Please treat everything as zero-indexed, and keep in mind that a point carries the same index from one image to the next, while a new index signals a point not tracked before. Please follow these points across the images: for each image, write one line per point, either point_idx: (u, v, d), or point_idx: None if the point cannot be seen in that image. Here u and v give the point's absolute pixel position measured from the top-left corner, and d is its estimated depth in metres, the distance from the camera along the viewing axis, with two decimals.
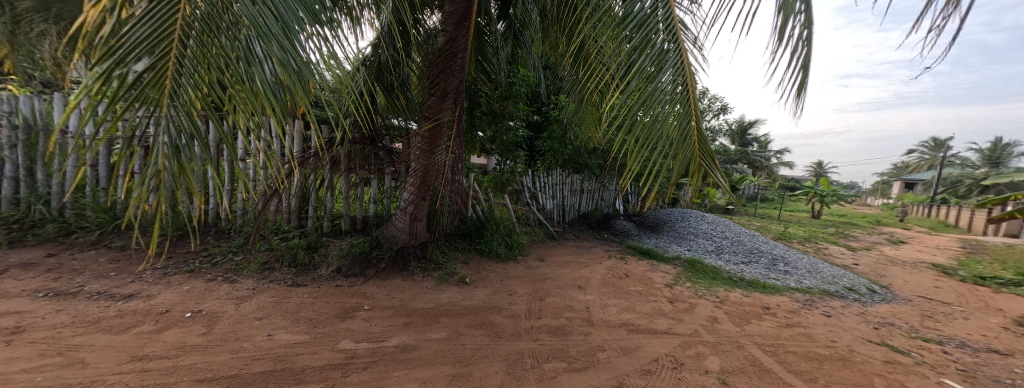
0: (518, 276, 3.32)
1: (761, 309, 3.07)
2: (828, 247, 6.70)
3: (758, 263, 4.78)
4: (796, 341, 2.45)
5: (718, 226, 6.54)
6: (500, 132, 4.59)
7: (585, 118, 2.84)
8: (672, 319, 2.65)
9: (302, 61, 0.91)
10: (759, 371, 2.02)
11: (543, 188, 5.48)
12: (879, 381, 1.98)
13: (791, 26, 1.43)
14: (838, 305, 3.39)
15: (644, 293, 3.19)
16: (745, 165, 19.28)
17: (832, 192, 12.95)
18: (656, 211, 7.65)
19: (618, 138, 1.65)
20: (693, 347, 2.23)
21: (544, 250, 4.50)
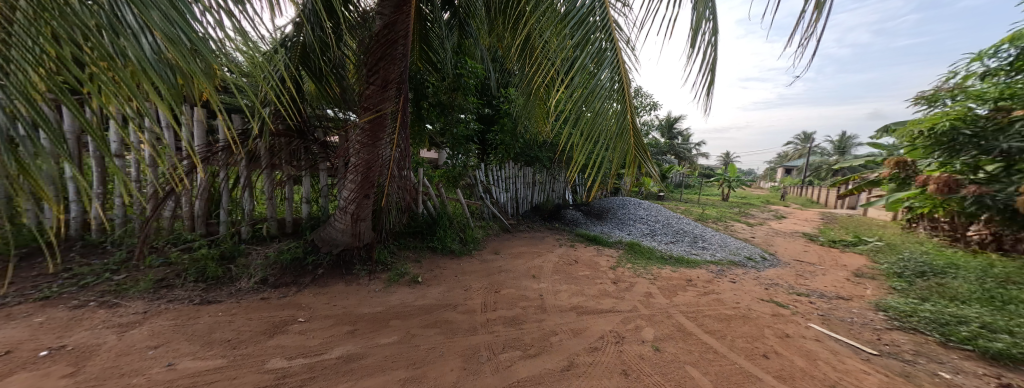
0: (472, 271, 3.29)
1: (686, 281, 3.54)
2: (734, 224, 8.00)
3: (684, 242, 5.50)
4: (712, 306, 2.89)
5: (653, 212, 7.32)
6: (451, 125, 4.44)
7: (534, 112, 2.90)
8: (616, 298, 2.90)
9: (199, 38, 0.75)
10: (685, 335, 2.33)
11: (496, 182, 5.49)
12: (770, 332, 2.45)
13: (704, 32, 1.62)
14: (742, 273, 4.07)
15: (591, 277, 3.42)
16: (673, 156, 21.87)
17: (736, 178, 15.45)
18: (601, 200, 8.24)
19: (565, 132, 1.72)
20: (633, 322, 2.47)
21: (498, 243, 4.53)
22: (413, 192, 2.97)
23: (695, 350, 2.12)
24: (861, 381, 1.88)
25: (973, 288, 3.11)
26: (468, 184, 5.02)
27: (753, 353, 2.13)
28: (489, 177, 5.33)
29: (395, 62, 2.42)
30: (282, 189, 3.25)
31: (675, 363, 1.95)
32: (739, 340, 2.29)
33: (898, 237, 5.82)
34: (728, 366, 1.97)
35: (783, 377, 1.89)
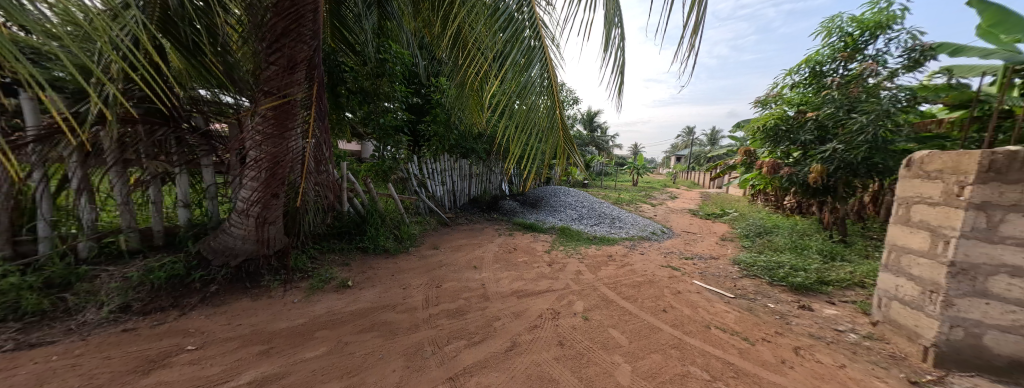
0: (411, 268, 3.16)
1: (607, 257, 4.08)
2: (642, 205, 9.42)
3: (605, 223, 6.27)
4: (627, 275, 3.42)
5: (579, 198, 8.11)
6: (375, 114, 4.05)
7: (469, 103, 2.88)
8: (551, 279, 3.17)
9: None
10: (608, 303, 2.71)
11: (431, 175, 5.30)
12: (668, 291, 3.03)
13: (614, 38, 1.87)
14: (648, 245, 4.88)
15: (529, 262, 3.65)
16: (594, 147, 24.31)
17: (643, 166, 18.12)
18: (534, 189, 8.70)
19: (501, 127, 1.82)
20: (566, 298, 2.76)
21: (437, 238, 4.42)
22: (337, 189, 2.62)
23: (615, 315, 2.51)
24: (724, 318, 2.51)
25: (787, 240, 4.39)
26: (400, 178, 4.76)
27: (656, 310, 2.63)
28: (423, 171, 5.12)
29: (304, 40, 2.12)
30: (145, 192, 2.55)
31: (601, 328, 2.27)
32: (647, 301, 2.79)
33: (748, 208, 7.74)
34: (640, 323, 2.38)
35: (677, 325, 2.38)
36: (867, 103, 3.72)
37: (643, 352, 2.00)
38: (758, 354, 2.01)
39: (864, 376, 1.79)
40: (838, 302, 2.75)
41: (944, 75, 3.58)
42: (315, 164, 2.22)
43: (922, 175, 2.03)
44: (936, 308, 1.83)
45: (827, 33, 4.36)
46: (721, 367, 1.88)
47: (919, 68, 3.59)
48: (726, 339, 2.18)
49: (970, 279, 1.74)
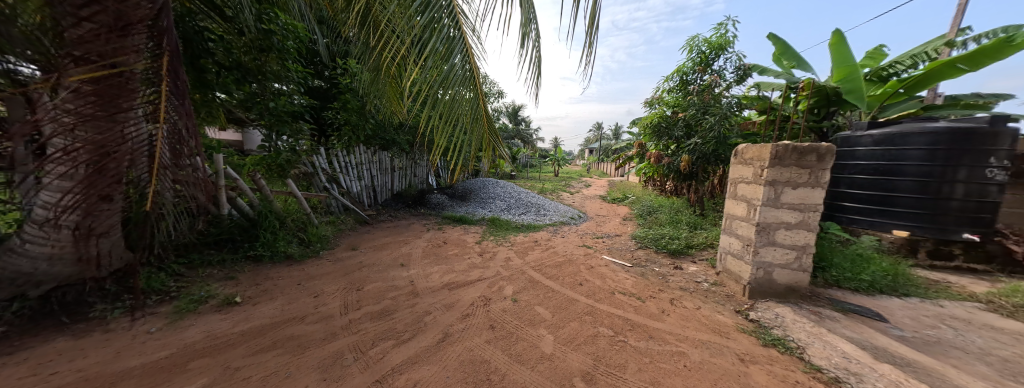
0: (323, 274, 2.81)
1: (533, 243, 4.40)
2: (563, 194, 10.35)
3: (531, 211, 6.68)
4: (551, 257, 3.77)
5: (507, 189, 8.41)
6: (262, 96, 3.10)
7: (390, 92, 2.67)
8: (481, 268, 3.25)
9: None
10: (534, 284, 2.95)
11: (345, 169, 4.72)
12: (583, 267, 3.46)
13: (530, 34, 2.00)
14: (568, 229, 5.44)
15: (460, 254, 3.66)
16: (520, 140, 25.27)
17: (563, 158, 19.79)
18: (463, 182, 8.62)
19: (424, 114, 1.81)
20: (497, 284, 2.89)
21: (355, 238, 4.00)
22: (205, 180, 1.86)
23: (540, 293, 2.75)
24: (625, 283, 3.04)
25: (668, 216, 5.50)
26: (304, 173, 4.13)
27: (574, 284, 3.00)
28: (334, 165, 4.54)
29: None
30: None
31: (528, 307, 2.47)
32: (567, 277, 3.15)
33: (643, 192, 9.29)
34: (561, 298, 2.68)
35: (590, 295, 2.76)
36: (714, 107, 4.87)
37: (564, 322, 2.27)
38: (647, 309, 2.51)
39: (711, 312, 2.43)
40: (698, 260, 3.61)
41: (756, 89, 4.95)
42: (171, 156, 1.50)
43: (742, 161, 2.81)
44: (749, 256, 2.58)
45: (689, 50, 5.47)
46: (622, 323, 2.28)
47: (743, 82, 4.88)
48: (626, 301, 2.65)
49: (766, 233, 2.52)
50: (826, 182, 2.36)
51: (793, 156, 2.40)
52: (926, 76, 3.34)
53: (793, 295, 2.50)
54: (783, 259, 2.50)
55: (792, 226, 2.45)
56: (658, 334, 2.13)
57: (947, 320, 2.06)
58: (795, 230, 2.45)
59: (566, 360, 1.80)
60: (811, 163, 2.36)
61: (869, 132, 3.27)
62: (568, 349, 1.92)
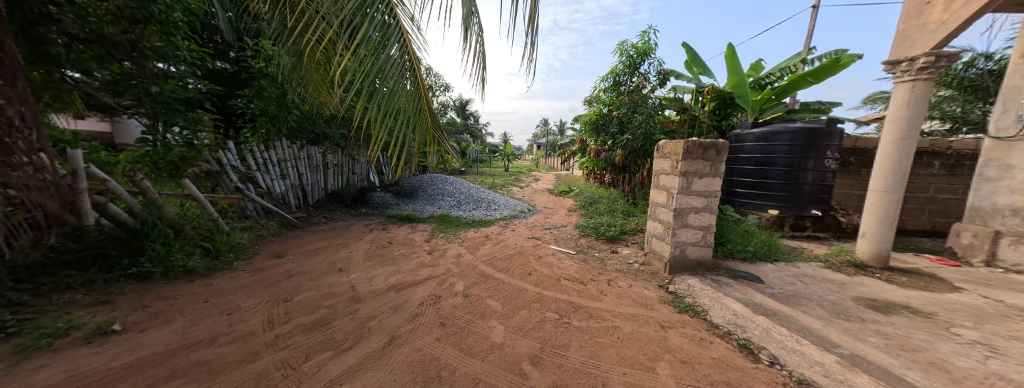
0: (240, 287, 2.43)
1: (484, 237, 4.42)
2: (513, 188, 10.54)
3: (481, 207, 6.66)
4: (502, 250, 3.85)
5: (456, 185, 8.23)
6: (141, 78, 2.36)
7: (317, 80, 2.40)
8: (431, 266, 3.17)
9: None
10: (484, 278, 2.98)
11: (264, 166, 4.12)
12: (532, 258, 3.61)
13: (472, 28, 1.98)
14: (518, 223, 5.58)
15: (407, 254, 3.50)
16: (469, 135, 24.86)
17: (513, 153, 20.08)
18: (408, 179, 8.19)
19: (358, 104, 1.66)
20: (447, 281, 2.84)
21: (281, 244, 3.54)
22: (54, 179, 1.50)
23: (490, 286, 2.80)
24: (569, 269, 3.26)
25: (606, 206, 6.02)
26: (206, 172, 3.48)
27: (523, 274, 3.11)
28: (248, 162, 3.92)
29: None
30: None
31: (479, 301, 2.49)
32: (517, 269, 3.25)
33: (586, 184, 9.95)
34: (511, 289, 2.76)
35: (538, 284, 2.90)
36: (641, 107, 5.44)
37: (514, 311, 2.36)
38: (588, 291, 2.73)
39: (640, 289, 2.76)
40: (630, 244, 4.04)
41: (673, 91, 5.66)
42: None
43: (663, 155, 3.22)
44: (669, 237, 2.99)
45: (620, 53, 5.97)
46: (566, 307, 2.46)
47: (664, 85, 5.53)
48: (570, 286, 2.85)
49: (681, 217, 2.93)
50: (723, 172, 2.85)
51: (698, 151, 2.83)
52: (789, 86, 4.20)
53: (702, 268, 2.98)
54: (693, 238, 2.95)
55: (700, 209, 2.91)
56: (597, 312, 2.35)
57: (802, 277, 2.68)
58: (702, 213, 2.91)
59: (515, 347, 1.88)
60: (712, 157, 2.83)
61: (753, 131, 4.00)
62: (517, 336, 2.01)
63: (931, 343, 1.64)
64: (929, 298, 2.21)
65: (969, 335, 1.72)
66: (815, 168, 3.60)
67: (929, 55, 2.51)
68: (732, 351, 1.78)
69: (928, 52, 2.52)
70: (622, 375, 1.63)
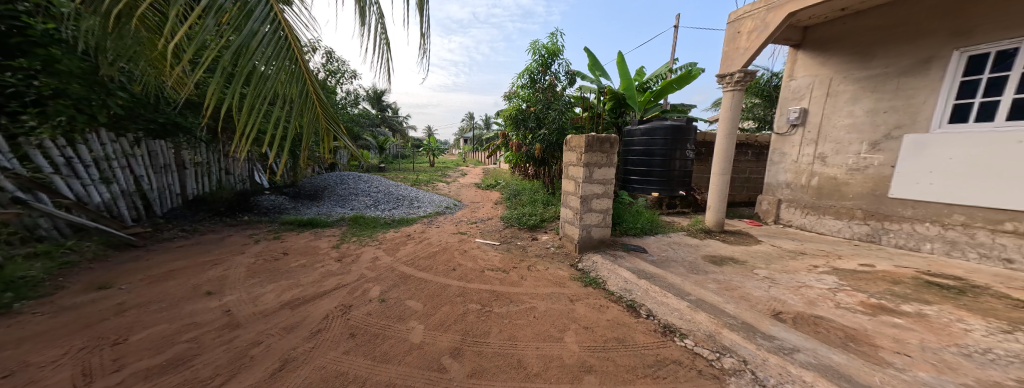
0: (33, 335, 1.73)
1: (405, 237, 4.16)
2: (438, 184, 10.18)
3: (403, 205, 6.21)
4: (425, 249, 3.70)
5: (372, 183, 7.48)
6: None
7: (153, 51, 1.79)
8: (340, 274, 2.83)
9: None
10: (404, 279, 2.82)
11: (70, 169, 3.00)
12: (457, 253, 3.59)
13: (367, 10, 1.80)
14: (443, 219, 5.45)
15: (308, 264, 3.04)
16: (387, 129, 22.82)
17: (438, 148, 19.34)
18: (309, 179, 7.09)
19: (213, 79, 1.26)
20: (360, 288, 2.59)
21: (113, 270, 2.65)
22: None
23: (411, 287, 2.67)
24: (494, 260, 3.36)
25: (528, 197, 6.37)
26: None
27: (447, 270, 3.06)
28: (36, 163, 2.76)
29: None
30: None
31: (397, 303, 2.35)
32: (441, 266, 3.17)
33: (512, 177, 10.28)
34: (433, 287, 2.69)
35: (462, 278, 2.90)
36: (554, 104, 5.89)
37: (436, 308, 2.31)
38: (509, 278, 2.87)
39: (555, 270, 3.04)
40: (548, 231, 4.39)
41: (580, 90, 6.28)
42: None
43: (569, 148, 3.56)
44: (577, 222, 3.36)
45: (533, 52, 6.27)
46: (489, 296, 2.53)
47: (571, 84, 6.09)
48: (493, 275, 2.94)
49: (586, 203, 3.32)
50: (615, 162, 3.34)
51: (596, 145, 3.24)
52: (662, 90, 5.12)
53: (604, 246, 3.45)
54: (597, 220, 3.39)
55: (600, 195, 3.35)
56: (516, 296, 2.50)
57: (672, 244, 3.37)
58: (602, 198, 3.36)
59: (435, 343, 1.84)
60: (607, 149, 3.29)
61: (638, 127, 4.76)
62: (438, 333, 1.97)
63: (743, 282, 2.28)
64: (745, 251, 3.06)
65: (764, 273, 2.44)
66: (681, 157, 4.53)
67: (741, 72, 3.41)
68: (622, 311, 2.14)
69: (741, 70, 3.40)
70: (536, 349, 1.77)
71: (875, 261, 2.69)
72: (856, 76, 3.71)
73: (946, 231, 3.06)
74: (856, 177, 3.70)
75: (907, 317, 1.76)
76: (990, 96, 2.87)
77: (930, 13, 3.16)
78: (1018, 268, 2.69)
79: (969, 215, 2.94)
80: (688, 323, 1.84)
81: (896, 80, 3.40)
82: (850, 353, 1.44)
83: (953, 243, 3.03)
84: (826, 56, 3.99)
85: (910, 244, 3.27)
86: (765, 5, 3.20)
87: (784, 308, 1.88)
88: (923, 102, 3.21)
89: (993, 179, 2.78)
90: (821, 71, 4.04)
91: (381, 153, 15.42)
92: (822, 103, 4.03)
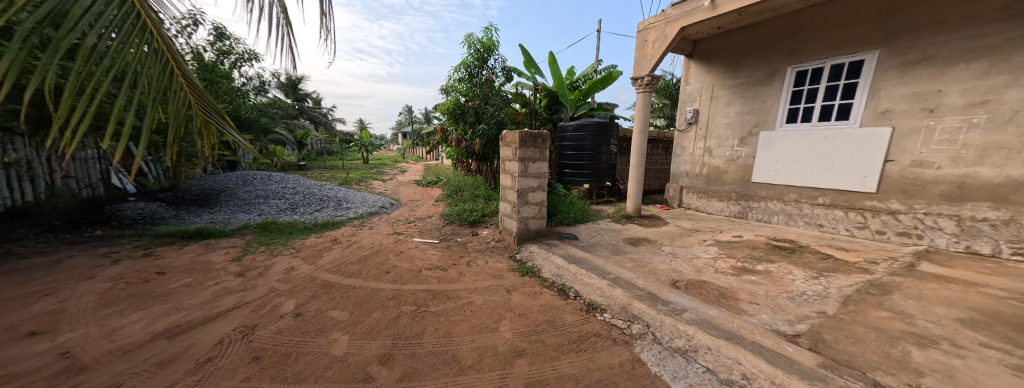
0: None
1: (330, 242, 3.75)
2: (372, 182, 9.37)
3: (327, 207, 5.56)
4: (354, 253, 3.38)
5: (286, 184, 6.50)
6: None
7: None
8: (241, 291, 2.42)
9: None
10: (327, 289, 2.54)
11: None
12: (391, 254, 3.36)
13: None
14: (377, 220, 5.05)
15: (197, 283, 2.52)
16: (307, 121, 20.02)
17: (370, 142, 17.71)
18: (196, 181, 5.84)
19: (8, 54, 0.88)
20: (270, 303, 2.26)
21: None
22: None
23: (335, 296, 2.42)
24: (432, 258, 3.25)
25: (469, 193, 6.31)
26: None
27: (380, 274, 2.85)
28: None
29: None
30: None
31: (318, 316, 2.11)
32: (373, 270, 2.94)
33: (453, 173, 10.02)
34: (362, 293, 2.48)
35: (397, 280, 2.74)
36: (492, 99, 5.90)
37: (364, 315, 2.14)
38: (447, 276, 2.82)
39: (494, 263, 3.08)
40: (488, 226, 4.42)
41: (516, 87, 6.41)
42: None
43: (506, 144, 3.60)
44: (515, 215, 3.45)
45: (468, 46, 6.15)
46: (425, 296, 2.44)
47: (508, 80, 6.17)
48: (431, 274, 2.85)
49: (523, 197, 3.42)
50: (548, 156, 3.51)
51: (529, 141, 3.35)
52: (589, 90, 5.54)
53: (541, 236, 3.62)
54: (533, 213, 3.53)
55: (536, 188, 3.49)
56: (454, 293, 2.46)
57: (600, 230, 3.71)
58: (537, 191, 3.51)
59: (361, 353, 1.70)
60: (540, 144, 3.43)
61: (569, 123, 5.09)
62: (366, 341, 1.82)
63: (652, 259, 2.63)
64: (656, 232, 3.54)
65: (668, 250, 2.86)
66: (606, 152, 4.99)
67: (650, 76, 3.88)
68: (552, 296, 2.28)
69: (649, 74, 3.87)
70: (471, 342, 1.78)
71: (744, 233, 3.38)
72: (729, 83, 4.55)
73: (786, 206, 4.01)
74: (732, 166, 4.56)
75: (760, 274, 2.26)
76: (808, 103, 3.84)
77: (776, 36, 4.03)
78: (826, 230, 3.69)
79: (800, 193, 3.89)
80: (606, 299, 2.06)
81: (754, 88, 4.28)
82: (720, 307, 1.80)
83: (790, 216, 3.99)
84: (708, 66, 4.81)
85: (766, 217, 4.20)
86: (664, 18, 3.72)
87: (680, 277, 2.24)
88: (770, 106, 4.13)
89: (811, 166, 3.76)
90: (705, 78, 4.86)
91: (301, 148, 13.53)
92: (707, 105, 4.85)
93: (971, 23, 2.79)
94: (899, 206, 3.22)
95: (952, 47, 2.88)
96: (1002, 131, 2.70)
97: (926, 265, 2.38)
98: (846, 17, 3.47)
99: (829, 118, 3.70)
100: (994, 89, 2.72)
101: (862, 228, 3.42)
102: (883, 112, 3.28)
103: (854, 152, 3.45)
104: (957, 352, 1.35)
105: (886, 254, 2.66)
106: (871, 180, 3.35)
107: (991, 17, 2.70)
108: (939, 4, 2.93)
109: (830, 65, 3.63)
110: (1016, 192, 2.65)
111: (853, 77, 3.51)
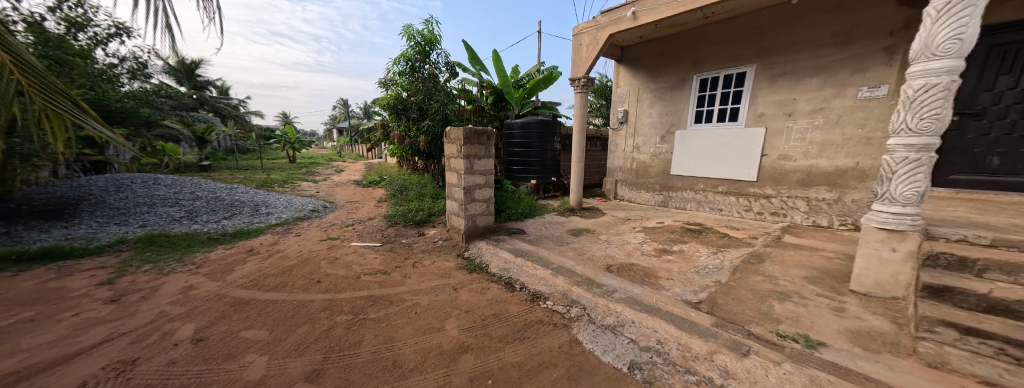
0: None
1: (245, 253, 3.23)
2: (302, 184, 8.32)
3: (240, 213, 4.76)
4: (277, 264, 2.98)
5: (182, 188, 5.38)
6: None
7: None
8: (116, 320, 1.95)
9: None
10: (240, 306, 2.20)
11: None
12: (324, 262, 3.04)
13: None
14: (307, 225, 4.50)
15: (45, 316, 1.95)
16: (210, 113, 16.74)
17: (297, 139, 15.61)
18: (39, 188, 4.46)
19: None
20: (160, 330, 1.87)
21: None
22: None
23: (252, 313, 2.11)
24: (372, 263, 3.04)
25: (415, 192, 6.00)
26: None
27: (311, 284, 2.56)
28: None
29: None
30: None
31: (228, 338, 1.81)
32: (301, 280, 2.63)
33: (397, 172, 9.43)
34: (287, 306, 2.21)
35: (330, 289, 2.49)
36: (435, 94, 5.68)
37: (289, 331, 1.91)
38: (390, 279, 2.66)
39: (441, 262, 3.01)
40: (435, 225, 4.28)
41: (461, 82, 6.27)
42: None
43: (449, 140, 3.51)
44: (461, 212, 3.40)
45: (408, 38, 5.81)
46: (363, 303, 2.27)
47: (452, 75, 6.01)
48: (371, 280, 2.66)
49: (470, 194, 3.39)
50: (492, 153, 3.52)
51: (473, 137, 3.32)
52: (533, 88, 5.71)
53: (489, 232, 3.63)
54: (480, 209, 3.52)
55: (482, 185, 3.49)
56: (396, 296, 2.34)
57: (545, 224, 3.87)
58: (484, 188, 3.51)
59: (284, 372, 1.52)
60: (484, 141, 3.42)
61: (515, 121, 5.17)
62: (291, 358, 1.63)
63: (590, 248, 2.84)
64: (593, 222, 3.82)
65: (604, 238, 3.13)
66: (551, 149, 5.21)
67: (585, 78, 4.16)
68: (498, 290, 2.32)
69: (585, 76, 4.15)
70: (414, 344, 1.71)
71: (666, 219, 3.86)
72: (651, 87, 5.12)
73: (697, 195, 4.70)
74: (656, 161, 5.15)
75: (676, 254, 2.61)
76: (709, 106, 4.53)
77: (685, 48, 4.66)
78: (725, 214, 4.42)
79: (706, 183, 4.59)
80: (549, 287, 2.17)
81: (670, 92, 4.89)
82: (643, 284, 2.04)
83: (699, 203, 4.67)
84: (633, 70, 5.33)
85: (683, 205, 4.86)
86: (595, 25, 4.01)
87: (612, 261, 2.46)
88: (682, 108, 4.77)
89: (713, 160, 4.45)
90: (631, 82, 5.38)
91: (202, 146, 11.26)
92: (635, 106, 5.38)
93: (812, 47, 3.60)
94: (772, 191, 4.00)
95: (803, 65, 3.68)
96: (833, 132, 3.54)
97: (789, 237, 3.02)
98: (733, 35, 4.17)
99: (724, 120, 4.42)
100: (827, 99, 3.54)
101: (748, 210, 4.18)
102: (760, 115, 4.04)
103: (742, 148, 4.19)
104: (803, 301, 1.76)
105: (764, 230, 3.30)
106: (754, 171, 4.10)
107: (825, 42, 3.50)
108: (795, 30, 3.69)
109: (723, 75, 4.33)
110: (841, 178, 3.52)
111: (739, 86, 4.24)
